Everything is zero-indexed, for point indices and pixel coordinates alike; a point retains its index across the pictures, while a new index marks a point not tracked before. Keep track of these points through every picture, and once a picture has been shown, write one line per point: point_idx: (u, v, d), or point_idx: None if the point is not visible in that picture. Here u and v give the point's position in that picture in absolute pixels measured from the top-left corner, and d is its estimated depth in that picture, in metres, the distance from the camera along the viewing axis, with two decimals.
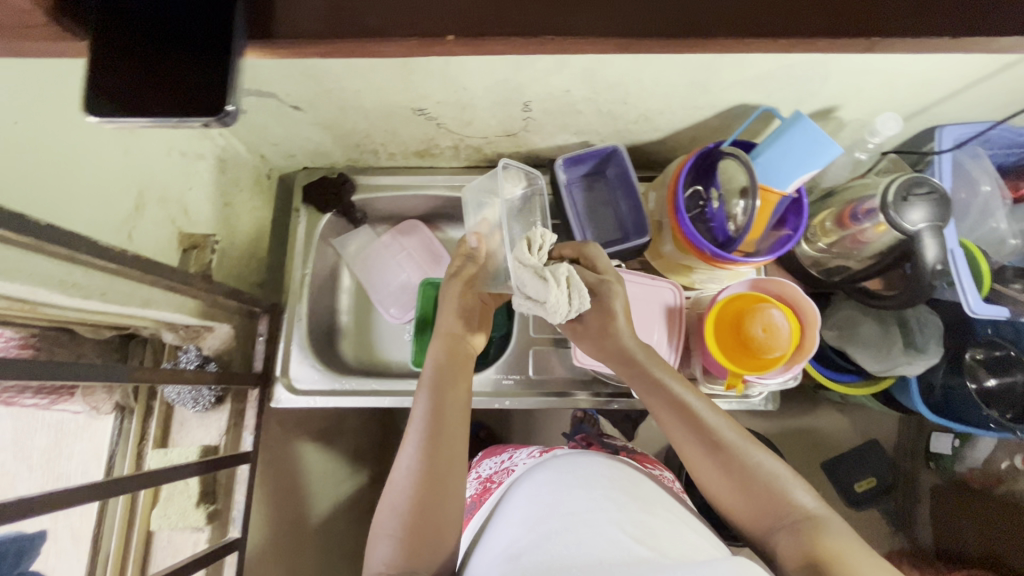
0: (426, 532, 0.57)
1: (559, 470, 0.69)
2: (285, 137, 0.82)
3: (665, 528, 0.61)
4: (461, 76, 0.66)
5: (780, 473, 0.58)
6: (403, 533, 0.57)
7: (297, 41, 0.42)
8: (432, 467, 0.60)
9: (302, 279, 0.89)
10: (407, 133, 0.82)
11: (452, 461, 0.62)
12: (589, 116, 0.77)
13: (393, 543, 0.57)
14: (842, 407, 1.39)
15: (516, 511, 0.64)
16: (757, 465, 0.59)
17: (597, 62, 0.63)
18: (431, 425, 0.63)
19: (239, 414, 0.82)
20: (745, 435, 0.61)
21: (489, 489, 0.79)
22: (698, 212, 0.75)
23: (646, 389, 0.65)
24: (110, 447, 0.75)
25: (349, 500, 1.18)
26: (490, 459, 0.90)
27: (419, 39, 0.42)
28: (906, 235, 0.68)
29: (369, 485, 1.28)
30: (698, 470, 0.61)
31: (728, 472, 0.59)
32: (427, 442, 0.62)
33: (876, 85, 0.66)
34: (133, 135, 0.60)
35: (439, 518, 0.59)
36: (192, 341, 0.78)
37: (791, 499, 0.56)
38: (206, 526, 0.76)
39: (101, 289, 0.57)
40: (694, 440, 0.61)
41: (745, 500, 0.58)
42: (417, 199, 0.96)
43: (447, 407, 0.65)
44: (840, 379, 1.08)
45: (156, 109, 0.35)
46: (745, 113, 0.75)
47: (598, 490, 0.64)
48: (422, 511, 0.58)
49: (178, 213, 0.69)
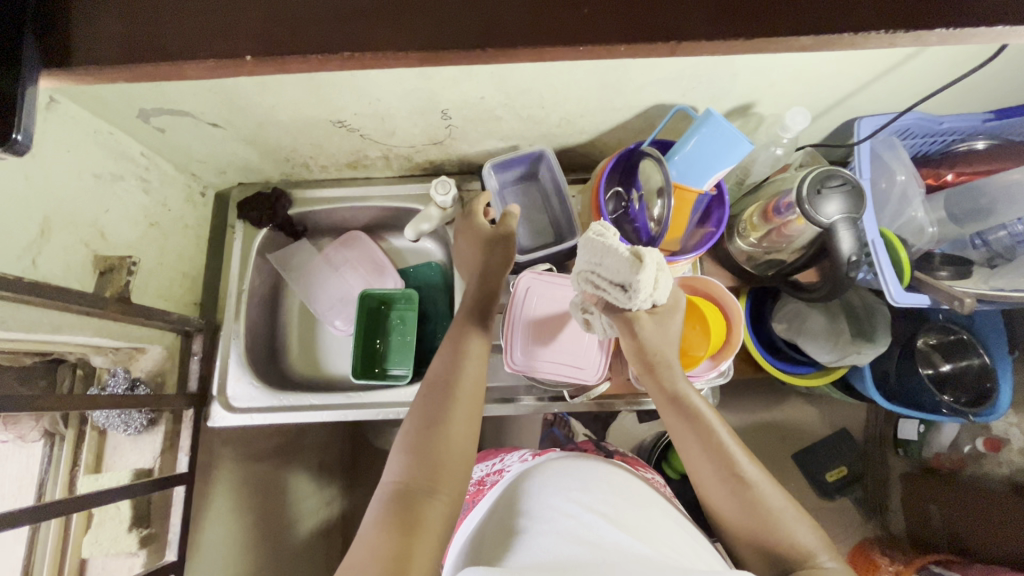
0: (435, 447, 0.59)
1: (559, 474, 0.69)
2: (210, 154, 0.82)
3: (664, 532, 0.61)
4: (370, 87, 0.66)
5: (790, 514, 0.59)
6: (415, 449, 0.60)
7: (102, 70, 0.37)
8: (450, 389, 0.64)
9: (239, 295, 0.89)
10: (333, 145, 0.82)
11: (470, 384, 0.66)
12: (512, 122, 0.77)
13: (404, 458, 0.60)
14: (808, 399, 1.39)
15: (510, 514, 0.64)
16: (768, 503, 0.59)
17: (502, 68, 0.63)
18: (456, 351, 0.69)
19: (175, 435, 0.81)
20: (765, 473, 0.62)
21: (482, 490, 0.77)
22: (622, 212, 0.76)
23: (673, 412, 0.65)
24: (40, 474, 0.74)
25: (314, 516, 1.17)
26: (484, 463, 0.88)
27: (219, 62, 0.37)
28: (822, 228, 0.68)
29: (335, 500, 1.26)
30: (706, 493, 0.63)
31: (739, 505, 0.60)
32: (450, 366, 0.67)
33: (784, 81, 0.67)
34: (32, 160, 0.60)
35: (451, 440, 0.61)
36: (122, 364, 0.77)
37: (794, 530, 0.58)
38: (141, 551, 0.74)
39: (2, 318, 0.56)
40: (709, 465, 0.62)
41: (749, 533, 0.59)
42: (356, 211, 0.96)
43: (471, 337, 0.70)
44: (797, 372, 1.08)
45: None
46: (664, 113, 0.76)
47: (597, 493, 0.65)
48: (437, 425, 0.61)
49: (93, 236, 0.68)
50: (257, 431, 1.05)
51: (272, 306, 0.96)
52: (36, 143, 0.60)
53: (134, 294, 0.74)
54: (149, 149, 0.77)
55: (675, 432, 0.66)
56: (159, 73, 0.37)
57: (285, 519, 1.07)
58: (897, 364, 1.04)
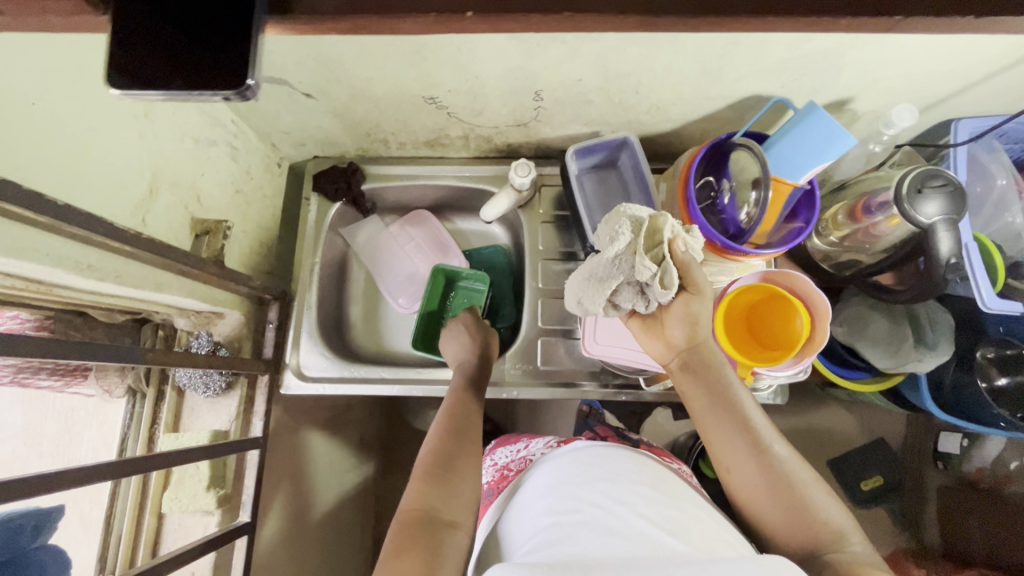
0: (446, 482, 0.62)
1: (583, 460, 0.66)
2: (296, 125, 0.82)
3: (696, 525, 0.59)
4: (473, 64, 0.66)
5: (818, 493, 0.60)
6: (428, 480, 0.63)
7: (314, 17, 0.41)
8: (453, 435, 0.69)
9: (312, 268, 0.90)
10: (417, 123, 0.82)
11: (469, 433, 0.70)
12: (601, 107, 0.76)
13: (418, 487, 0.62)
14: (847, 405, 1.35)
15: (537, 504, 0.62)
16: (799, 483, 0.60)
17: (610, 49, 0.63)
18: (453, 406, 0.73)
19: (249, 400, 0.83)
20: (794, 453, 0.63)
21: (506, 476, 0.81)
22: (709, 204, 0.75)
23: (702, 393, 0.66)
24: (122, 430, 0.76)
25: (350, 490, 1.20)
26: (506, 447, 0.91)
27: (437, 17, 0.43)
28: (919, 228, 0.67)
29: (368, 476, 1.29)
30: (734, 477, 0.63)
31: (771, 487, 0.60)
32: (450, 418, 0.71)
33: (891, 76, 0.66)
34: (145, 120, 0.60)
35: (459, 478, 0.63)
36: (203, 327, 0.78)
37: (819, 509, 0.59)
38: (217, 510, 0.76)
39: (117, 272, 0.57)
40: (738, 449, 0.62)
41: (781, 517, 0.60)
42: (426, 189, 0.96)
43: (465, 399, 0.75)
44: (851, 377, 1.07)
45: (204, 85, 0.38)
46: (758, 104, 0.75)
47: (626, 484, 0.62)
48: (449, 464, 0.64)
49: (191, 198, 0.69)
50: (313, 402, 1.07)
51: (339, 280, 0.97)
52: (152, 105, 0.61)
53: (227, 259, 0.77)
54: (240, 117, 0.78)
55: (705, 415, 0.66)
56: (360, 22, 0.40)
57: (329, 490, 1.10)
58: (953, 376, 1.01)
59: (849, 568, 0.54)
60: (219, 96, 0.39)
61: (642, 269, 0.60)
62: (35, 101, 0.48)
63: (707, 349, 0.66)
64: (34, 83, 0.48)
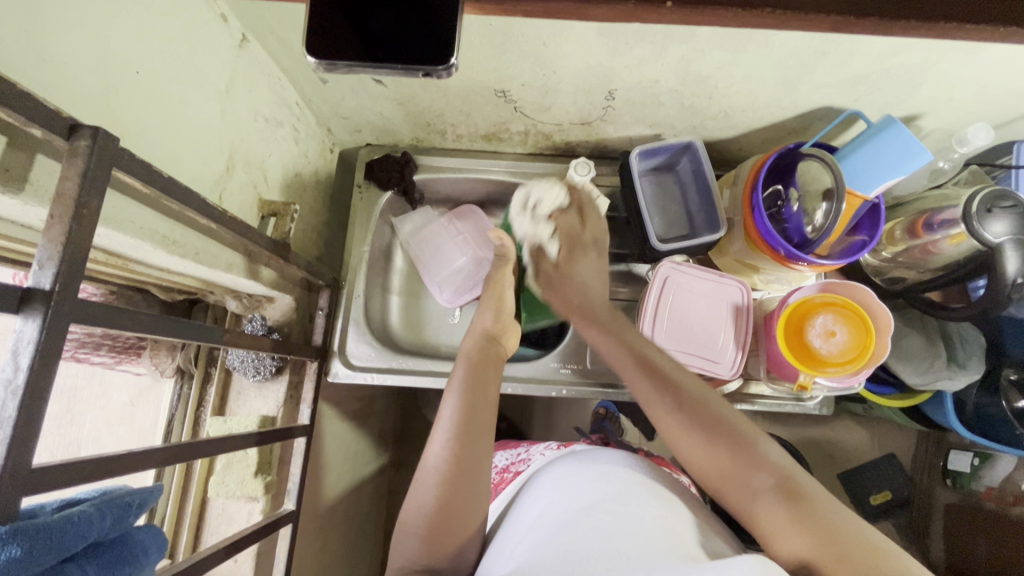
0: (450, 528, 0.59)
1: (580, 465, 0.63)
2: (357, 111, 0.81)
3: (690, 529, 0.54)
4: (554, 59, 0.65)
5: (760, 442, 0.56)
6: (427, 529, 0.58)
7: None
8: (460, 466, 0.61)
9: (361, 255, 0.89)
10: (481, 115, 0.81)
11: (479, 460, 0.63)
12: (670, 110, 0.76)
13: (419, 541, 0.58)
14: (858, 418, 1.29)
15: (535, 504, 0.60)
16: (733, 433, 0.57)
17: (696, 52, 0.62)
18: (462, 426, 0.64)
19: (296, 387, 0.82)
20: (710, 390, 0.62)
21: (507, 478, 0.78)
22: (775, 211, 0.75)
23: (613, 348, 0.69)
24: (170, 411, 0.77)
25: (368, 481, 1.18)
26: (506, 451, 0.90)
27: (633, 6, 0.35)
28: (986, 247, 0.68)
29: (384, 469, 1.27)
30: (670, 435, 0.61)
31: (697, 433, 0.58)
32: (458, 442, 0.63)
33: (967, 95, 0.67)
34: (227, 96, 0.60)
35: (464, 517, 0.60)
36: (254, 310, 0.77)
37: (766, 462, 0.54)
38: (262, 497, 0.75)
39: (197, 250, 0.56)
40: (661, 400, 0.62)
41: (728, 462, 0.55)
42: (475, 183, 0.95)
43: (477, 403, 0.66)
44: (878, 392, 0.95)
45: (396, 60, 0.37)
46: (828, 115, 0.75)
47: (619, 485, 0.59)
48: (453, 505, 0.59)
49: (259, 179, 0.69)
50: (346, 391, 1.06)
51: (384, 270, 0.96)
52: (233, 81, 0.61)
53: (292, 239, 0.80)
54: (303, 99, 0.77)
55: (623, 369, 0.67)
56: (547, 11, 0.36)
57: (351, 481, 1.10)
58: (975, 396, 0.89)
59: (797, 521, 0.49)
60: (421, 71, 0.37)
61: (544, 258, 0.80)
62: (140, 71, 0.47)
63: (590, 285, 0.76)
64: (141, 52, 0.47)
